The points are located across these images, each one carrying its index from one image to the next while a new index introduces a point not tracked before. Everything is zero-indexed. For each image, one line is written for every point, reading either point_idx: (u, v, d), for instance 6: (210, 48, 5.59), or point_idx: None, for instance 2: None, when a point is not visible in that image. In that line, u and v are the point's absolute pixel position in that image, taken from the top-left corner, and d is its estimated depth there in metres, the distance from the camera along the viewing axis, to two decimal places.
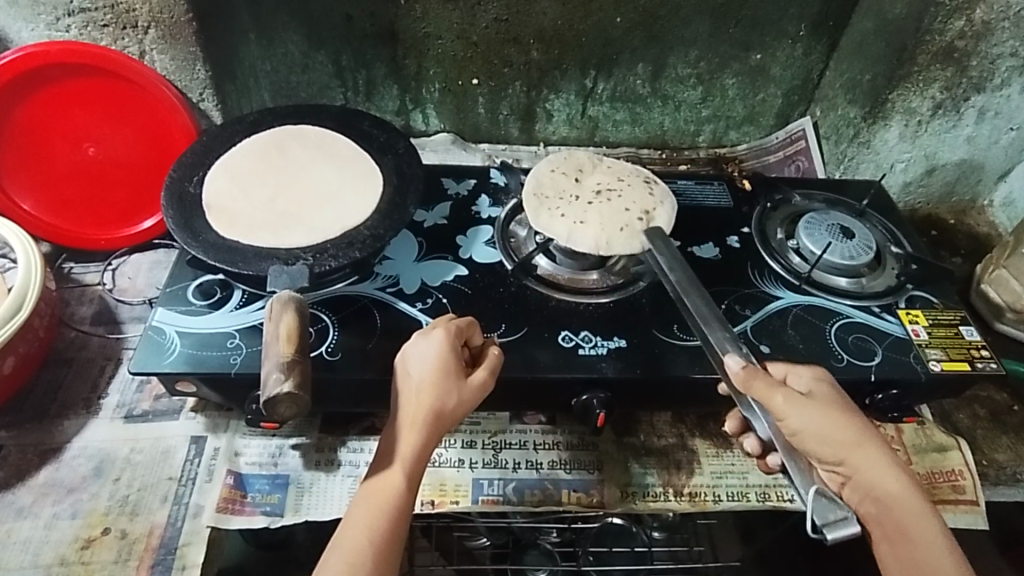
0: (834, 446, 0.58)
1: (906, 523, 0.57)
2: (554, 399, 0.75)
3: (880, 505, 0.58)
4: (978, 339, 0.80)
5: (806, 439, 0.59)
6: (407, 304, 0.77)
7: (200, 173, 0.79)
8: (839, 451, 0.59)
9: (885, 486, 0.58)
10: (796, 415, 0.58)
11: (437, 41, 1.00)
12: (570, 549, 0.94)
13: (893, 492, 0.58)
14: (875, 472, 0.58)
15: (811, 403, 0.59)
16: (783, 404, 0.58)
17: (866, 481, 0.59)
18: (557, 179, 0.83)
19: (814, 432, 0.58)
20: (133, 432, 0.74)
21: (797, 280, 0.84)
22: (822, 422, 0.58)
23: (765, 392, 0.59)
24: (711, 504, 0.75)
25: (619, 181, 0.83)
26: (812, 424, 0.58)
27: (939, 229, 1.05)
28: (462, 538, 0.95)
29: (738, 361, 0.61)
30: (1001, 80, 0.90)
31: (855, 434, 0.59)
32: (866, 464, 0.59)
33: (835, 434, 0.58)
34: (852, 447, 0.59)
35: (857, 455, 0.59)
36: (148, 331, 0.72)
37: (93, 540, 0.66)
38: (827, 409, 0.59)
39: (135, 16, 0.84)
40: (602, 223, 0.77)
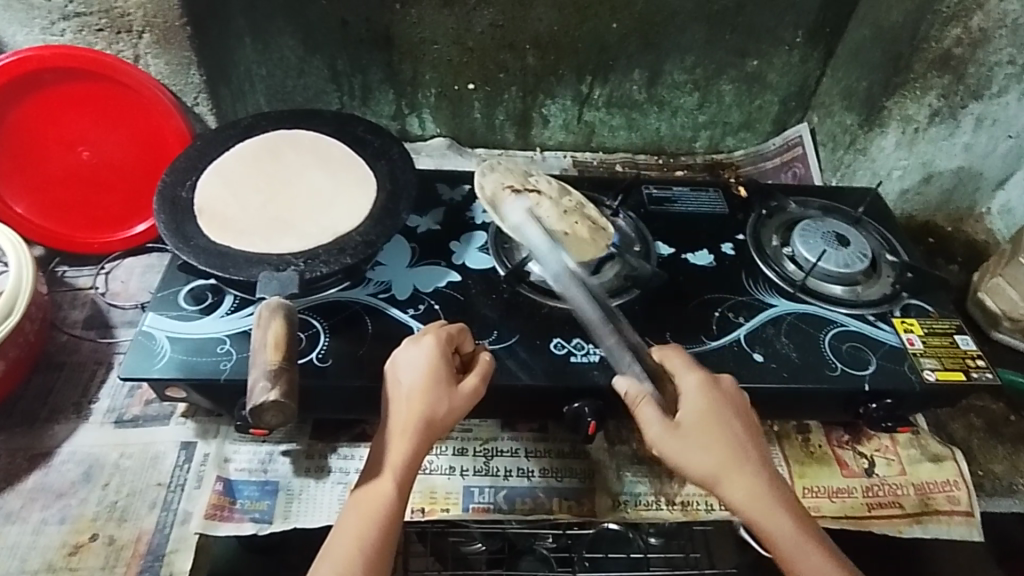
0: (703, 469, 0.63)
1: (781, 538, 0.61)
2: (546, 407, 0.75)
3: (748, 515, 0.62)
4: (974, 348, 0.79)
5: (683, 463, 0.64)
6: (399, 311, 0.77)
7: (193, 178, 0.78)
8: (710, 473, 0.63)
9: (756, 506, 0.62)
10: (663, 442, 0.64)
11: (433, 47, 0.99)
12: (567, 555, 0.93)
13: (762, 509, 0.62)
14: (744, 490, 0.63)
15: (676, 428, 0.64)
16: (653, 430, 0.65)
17: (739, 500, 0.63)
18: (506, 182, 0.85)
19: (682, 455, 0.64)
20: (123, 437, 0.74)
21: (792, 288, 0.83)
22: (683, 447, 0.64)
23: (644, 415, 0.65)
24: (702, 514, 0.75)
25: (568, 186, 0.88)
26: (679, 448, 0.64)
27: (936, 237, 1.03)
28: (457, 542, 0.94)
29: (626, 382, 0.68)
30: (998, 88, 0.88)
31: (720, 455, 0.63)
32: (736, 482, 0.63)
33: (700, 457, 0.63)
34: (718, 469, 0.63)
35: (724, 477, 0.63)
36: (139, 337, 0.71)
37: (81, 546, 0.66)
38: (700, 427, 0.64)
39: (129, 20, 0.84)
40: (557, 229, 0.81)
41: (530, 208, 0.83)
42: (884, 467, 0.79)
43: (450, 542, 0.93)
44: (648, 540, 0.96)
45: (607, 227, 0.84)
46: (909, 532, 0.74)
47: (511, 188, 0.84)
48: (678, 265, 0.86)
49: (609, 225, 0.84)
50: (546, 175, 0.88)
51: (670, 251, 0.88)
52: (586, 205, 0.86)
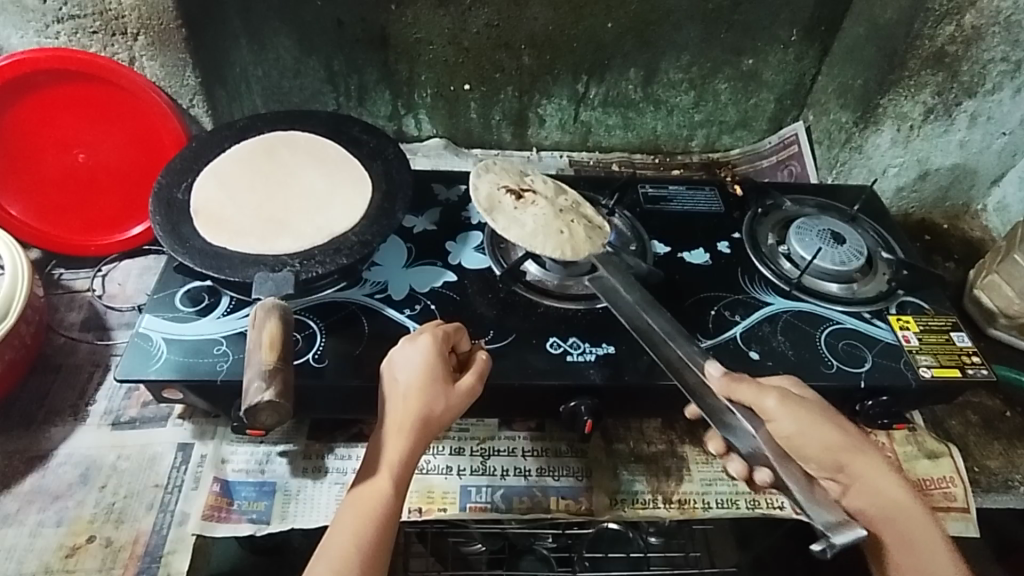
0: (833, 453, 0.64)
1: (908, 520, 0.63)
2: (542, 406, 0.75)
3: (883, 507, 0.64)
4: (969, 345, 0.79)
5: (805, 447, 0.64)
6: (395, 311, 0.77)
7: (189, 179, 0.79)
8: (838, 457, 0.64)
9: (885, 489, 0.64)
10: (792, 418, 0.63)
11: (429, 47, 1.00)
12: (567, 555, 0.93)
13: (890, 492, 0.64)
14: (870, 473, 0.64)
15: (802, 406, 0.63)
16: (774, 407, 0.63)
17: (864, 486, 0.64)
18: (501, 183, 0.84)
19: (807, 436, 0.63)
20: (120, 439, 0.74)
21: (787, 286, 0.83)
22: (816, 427, 0.63)
23: (754, 395, 0.63)
24: (700, 512, 0.75)
25: (565, 189, 0.87)
26: (805, 426, 0.63)
27: (932, 234, 1.05)
28: (457, 543, 0.94)
29: (719, 369, 0.66)
30: (993, 84, 0.90)
31: (843, 437, 0.64)
32: (863, 467, 0.64)
33: (829, 437, 0.63)
34: (848, 451, 0.64)
35: (854, 460, 0.64)
36: (135, 339, 0.71)
37: (78, 548, 0.66)
38: (823, 413, 0.65)
39: (124, 22, 0.84)
40: (554, 225, 0.79)
41: (526, 207, 0.81)
42: None
43: (449, 543, 0.94)
44: (647, 539, 0.96)
45: (605, 227, 0.82)
46: None
47: (507, 188, 0.83)
48: (674, 264, 0.86)
49: (607, 226, 0.83)
50: (542, 179, 0.87)
51: (666, 249, 0.88)
52: (583, 208, 0.85)
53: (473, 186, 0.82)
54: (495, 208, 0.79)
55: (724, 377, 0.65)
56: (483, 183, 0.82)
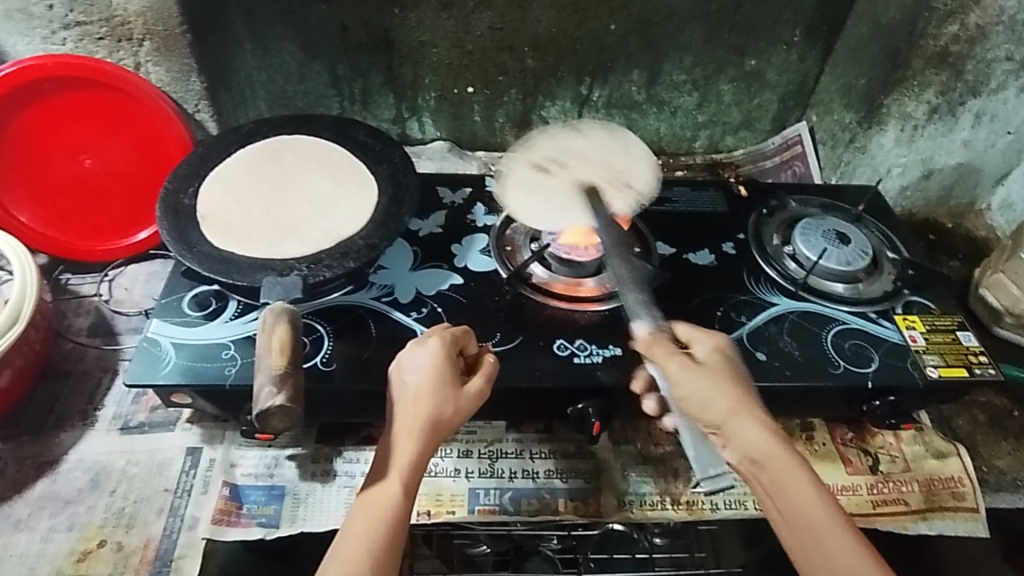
0: (714, 412, 0.58)
1: (786, 481, 0.55)
2: (550, 408, 0.75)
3: (760, 467, 0.56)
4: (976, 345, 0.79)
5: (691, 406, 0.60)
6: (403, 314, 0.77)
7: (194, 185, 0.79)
8: (719, 418, 0.58)
9: (766, 451, 0.56)
10: (682, 379, 0.59)
11: (432, 50, 1.00)
12: (571, 556, 0.92)
13: (770, 455, 0.56)
14: (752, 433, 0.57)
15: (701, 369, 0.60)
16: (674, 369, 0.60)
17: (743, 448, 0.57)
18: (532, 159, 0.90)
19: (697, 396, 0.59)
20: (129, 444, 0.74)
21: (793, 286, 0.84)
22: (707, 387, 0.59)
23: (659, 358, 0.61)
24: (708, 513, 0.75)
25: (602, 159, 0.90)
26: (699, 388, 0.59)
27: (936, 233, 1.03)
28: (462, 544, 0.93)
29: (646, 328, 0.64)
30: (997, 84, 0.88)
31: (730, 399, 0.59)
32: (744, 429, 0.57)
33: (717, 397, 0.59)
34: (732, 413, 0.58)
35: (735, 420, 0.58)
36: (143, 344, 0.72)
37: (89, 553, 0.66)
38: (713, 375, 0.60)
39: (130, 28, 0.84)
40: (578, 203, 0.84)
41: (545, 180, 0.87)
42: (888, 463, 0.79)
43: (455, 544, 0.93)
44: (653, 540, 0.96)
45: (624, 200, 0.84)
46: (914, 529, 0.74)
47: (535, 171, 0.89)
48: (680, 264, 0.86)
49: (627, 199, 0.85)
50: (584, 151, 0.91)
51: (672, 250, 0.88)
52: (610, 179, 0.87)
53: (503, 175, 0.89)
54: (508, 184, 0.88)
55: (641, 338, 0.63)
56: (512, 162, 0.90)
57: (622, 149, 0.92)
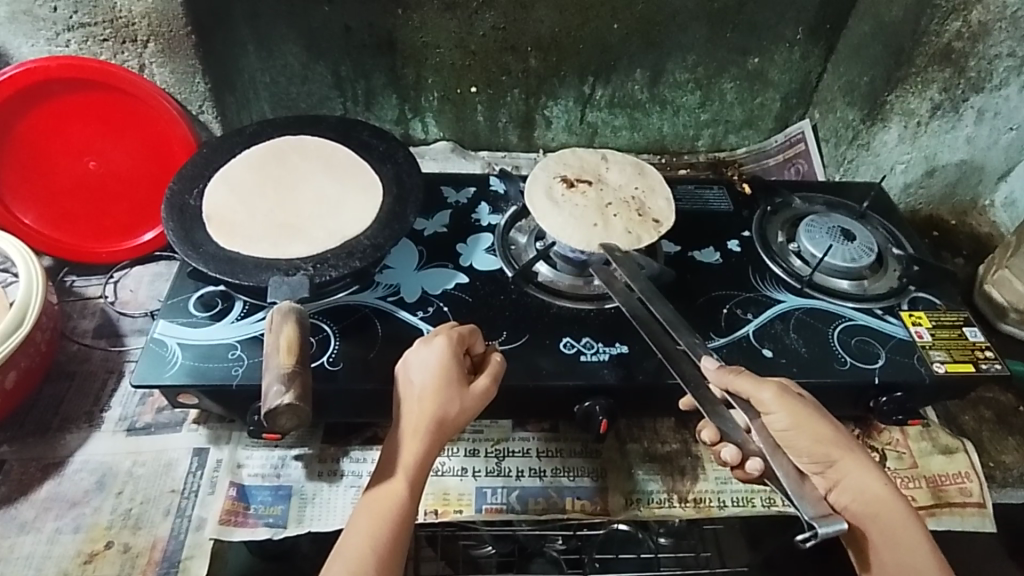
0: (824, 447, 0.63)
1: (894, 524, 0.61)
2: (557, 406, 0.75)
3: (868, 508, 0.62)
4: (982, 340, 0.79)
5: (794, 438, 0.64)
6: (409, 313, 0.77)
7: (200, 186, 0.79)
8: (830, 454, 0.63)
9: (874, 488, 0.62)
10: (786, 412, 0.62)
11: (435, 51, 1.00)
12: (576, 557, 0.93)
13: (877, 492, 0.62)
14: (862, 476, 0.63)
15: (799, 401, 0.63)
16: (771, 400, 0.62)
17: (853, 486, 0.63)
18: (563, 170, 0.84)
19: (799, 431, 0.63)
20: (135, 444, 0.74)
21: (798, 283, 0.83)
22: (811, 423, 0.63)
23: (751, 388, 0.62)
24: (715, 511, 0.75)
25: (636, 177, 0.84)
26: (802, 422, 0.63)
27: (940, 231, 1.05)
28: (468, 546, 0.94)
29: (715, 362, 0.64)
30: (999, 80, 0.89)
31: (831, 435, 0.63)
32: (854, 466, 0.63)
33: (823, 434, 0.63)
34: (842, 450, 0.63)
35: (845, 458, 0.63)
36: (150, 345, 0.72)
37: (96, 554, 0.66)
38: (813, 410, 0.64)
39: (134, 29, 0.84)
40: (589, 218, 0.78)
41: (576, 194, 0.81)
42: (895, 460, 0.79)
43: (460, 546, 0.94)
44: (657, 540, 0.96)
45: (662, 224, 0.78)
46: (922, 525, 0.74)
47: (563, 179, 0.82)
48: (685, 263, 0.86)
49: (666, 223, 0.79)
50: (618, 167, 0.85)
51: (677, 249, 0.88)
52: (645, 200, 0.81)
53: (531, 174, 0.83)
54: (537, 192, 0.80)
55: (718, 370, 0.63)
56: (542, 170, 0.83)
57: (659, 176, 0.85)
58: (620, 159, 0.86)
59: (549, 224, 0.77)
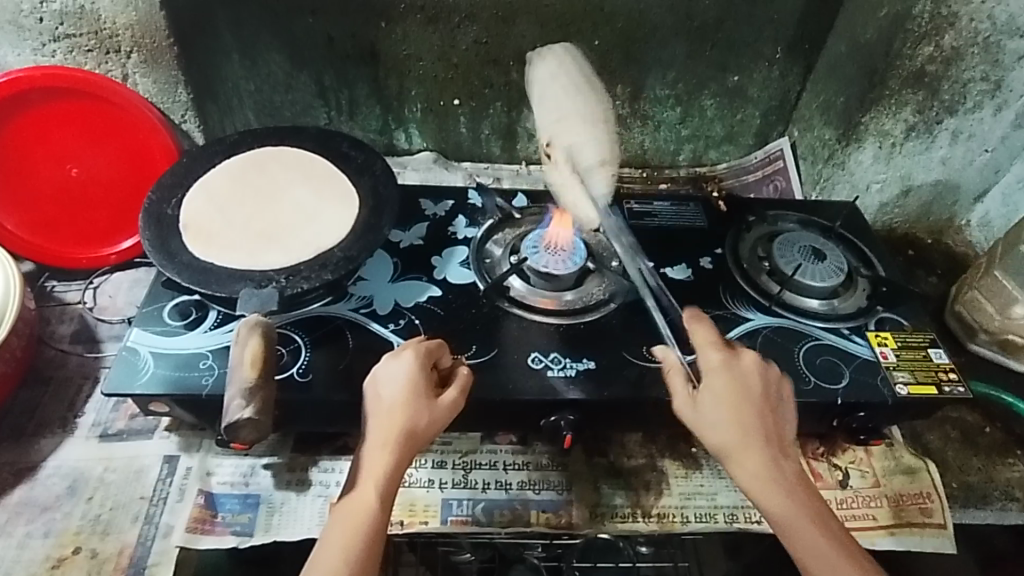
0: (715, 439, 0.64)
1: (780, 513, 0.61)
2: (524, 420, 0.76)
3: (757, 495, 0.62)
4: (947, 361, 0.80)
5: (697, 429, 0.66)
6: (380, 325, 0.78)
7: (178, 195, 0.80)
8: (721, 445, 0.64)
9: (762, 481, 0.62)
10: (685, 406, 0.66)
11: (418, 63, 1.01)
12: (556, 564, 0.94)
13: (761, 484, 0.61)
14: (749, 467, 0.62)
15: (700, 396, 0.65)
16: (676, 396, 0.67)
17: (741, 473, 0.63)
18: None
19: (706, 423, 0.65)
20: (108, 451, 0.75)
21: (767, 301, 0.85)
22: (707, 415, 0.64)
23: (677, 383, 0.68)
24: (678, 525, 0.76)
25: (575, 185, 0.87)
26: (700, 414, 0.65)
27: (915, 249, 1.06)
28: (447, 552, 0.95)
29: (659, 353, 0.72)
30: (972, 103, 0.90)
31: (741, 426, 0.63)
32: (742, 459, 0.63)
33: (718, 427, 0.64)
34: (730, 442, 0.63)
35: (733, 450, 0.63)
36: (123, 352, 0.73)
37: (64, 559, 0.67)
38: (711, 401, 0.65)
39: (117, 40, 0.85)
40: None
41: None
42: (858, 478, 0.80)
43: (440, 553, 0.94)
44: (638, 549, 0.96)
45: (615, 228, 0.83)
46: (881, 544, 0.75)
47: None
48: (657, 279, 0.87)
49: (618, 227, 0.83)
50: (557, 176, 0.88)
51: (649, 265, 0.89)
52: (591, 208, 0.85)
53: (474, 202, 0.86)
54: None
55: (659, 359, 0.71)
56: None
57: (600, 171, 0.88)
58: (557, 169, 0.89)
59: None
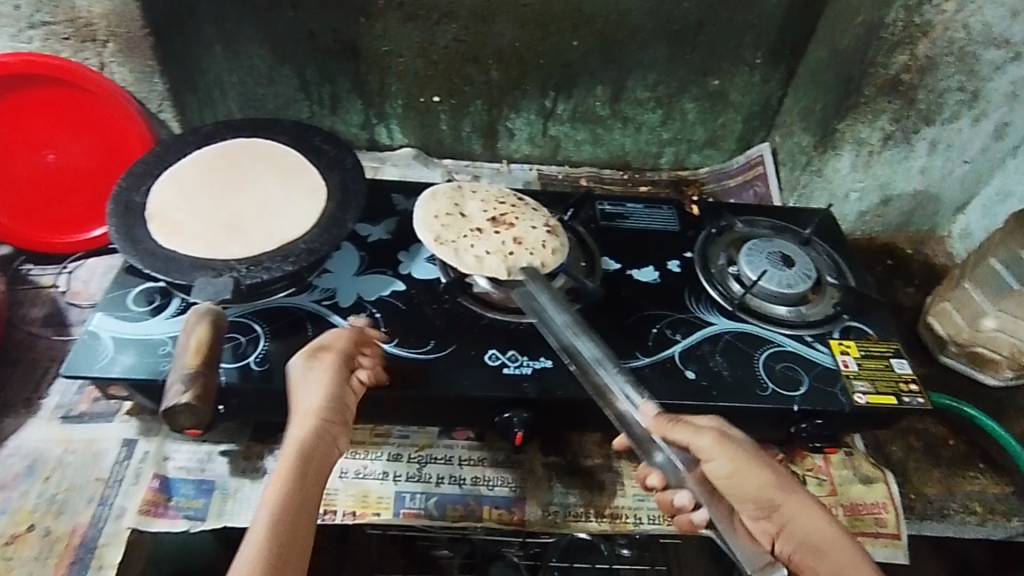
0: (766, 491, 0.61)
1: (841, 565, 0.58)
2: (477, 417, 0.76)
3: (814, 550, 0.60)
4: (909, 372, 0.80)
5: (736, 483, 0.62)
6: (341, 318, 0.79)
7: (148, 183, 0.81)
8: (774, 496, 0.61)
9: (817, 527, 0.61)
10: (726, 457, 0.61)
11: (398, 59, 1.02)
12: (535, 563, 0.97)
13: (819, 530, 0.60)
14: (807, 517, 0.61)
15: (743, 450, 0.62)
16: (710, 446, 0.61)
17: (800, 525, 0.61)
18: (443, 213, 0.84)
19: (740, 480, 0.61)
20: (68, 433, 0.76)
21: (731, 306, 0.84)
22: (752, 469, 0.61)
23: (689, 435, 0.62)
24: (631, 526, 0.76)
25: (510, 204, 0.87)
26: (742, 468, 0.61)
27: (894, 258, 1.05)
28: (427, 546, 0.99)
29: (653, 409, 0.66)
30: (950, 113, 0.91)
31: (787, 479, 0.63)
32: (796, 508, 0.61)
33: (762, 479, 0.61)
34: (785, 492, 0.62)
35: (789, 501, 0.61)
36: (84, 336, 0.74)
37: (18, 536, 0.68)
38: (751, 455, 0.62)
39: (94, 29, 0.87)
40: (502, 253, 0.80)
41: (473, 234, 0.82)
42: (815, 486, 0.80)
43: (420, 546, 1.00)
44: (618, 551, 0.99)
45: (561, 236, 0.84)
46: None
47: (452, 223, 0.83)
48: (622, 281, 0.87)
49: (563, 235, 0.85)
50: (488, 198, 0.87)
51: (617, 266, 0.89)
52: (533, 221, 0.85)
53: (417, 224, 0.82)
54: (434, 223, 0.82)
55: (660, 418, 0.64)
56: (424, 217, 0.83)
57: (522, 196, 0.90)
58: (487, 191, 0.89)
59: (453, 255, 0.79)
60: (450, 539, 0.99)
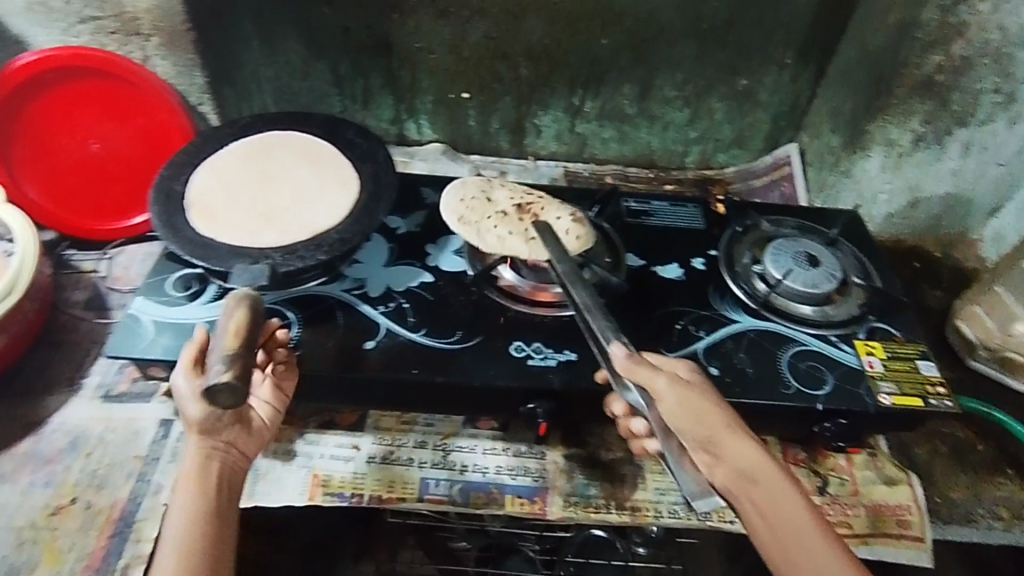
0: (708, 423, 0.58)
1: (776, 495, 0.57)
2: (501, 407, 0.78)
3: (748, 481, 0.57)
4: (935, 375, 0.80)
5: (681, 418, 0.59)
6: (370, 307, 0.81)
7: (187, 172, 0.84)
8: (711, 429, 0.58)
9: (758, 461, 0.58)
10: (677, 395, 0.59)
11: (429, 55, 1.03)
12: (551, 558, 0.99)
13: (756, 464, 0.57)
14: (742, 449, 0.58)
15: (691, 389, 0.60)
16: (666, 386, 0.59)
17: (737, 458, 0.58)
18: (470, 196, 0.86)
19: (688, 413, 0.58)
20: (108, 412, 0.79)
21: (754, 304, 0.85)
22: (700, 408, 0.59)
23: (648, 375, 0.60)
24: (651, 519, 0.77)
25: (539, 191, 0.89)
26: (688, 405, 0.59)
27: (922, 260, 1.02)
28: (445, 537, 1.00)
29: (623, 349, 0.63)
30: (984, 114, 0.89)
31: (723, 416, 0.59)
32: (735, 442, 0.58)
33: (705, 411, 0.59)
34: (721, 425, 0.59)
35: (726, 433, 0.58)
36: (125, 318, 0.77)
37: (62, 508, 0.71)
38: (700, 394, 0.60)
39: (139, 24, 0.91)
40: (521, 234, 0.81)
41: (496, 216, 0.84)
42: (837, 486, 0.80)
43: (438, 537, 1.01)
44: (634, 549, 0.96)
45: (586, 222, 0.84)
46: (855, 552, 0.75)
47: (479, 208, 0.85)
48: (647, 277, 0.88)
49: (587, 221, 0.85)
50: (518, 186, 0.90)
51: (641, 263, 0.90)
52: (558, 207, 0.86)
53: (444, 207, 0.85)
54: (460, 206, 0.85)
55: (627, 358, 0.61)
56: (451, 200, 0.86)
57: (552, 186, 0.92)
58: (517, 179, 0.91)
59: (475, 235, 0.82)
60: (467, 532, 0.98)
